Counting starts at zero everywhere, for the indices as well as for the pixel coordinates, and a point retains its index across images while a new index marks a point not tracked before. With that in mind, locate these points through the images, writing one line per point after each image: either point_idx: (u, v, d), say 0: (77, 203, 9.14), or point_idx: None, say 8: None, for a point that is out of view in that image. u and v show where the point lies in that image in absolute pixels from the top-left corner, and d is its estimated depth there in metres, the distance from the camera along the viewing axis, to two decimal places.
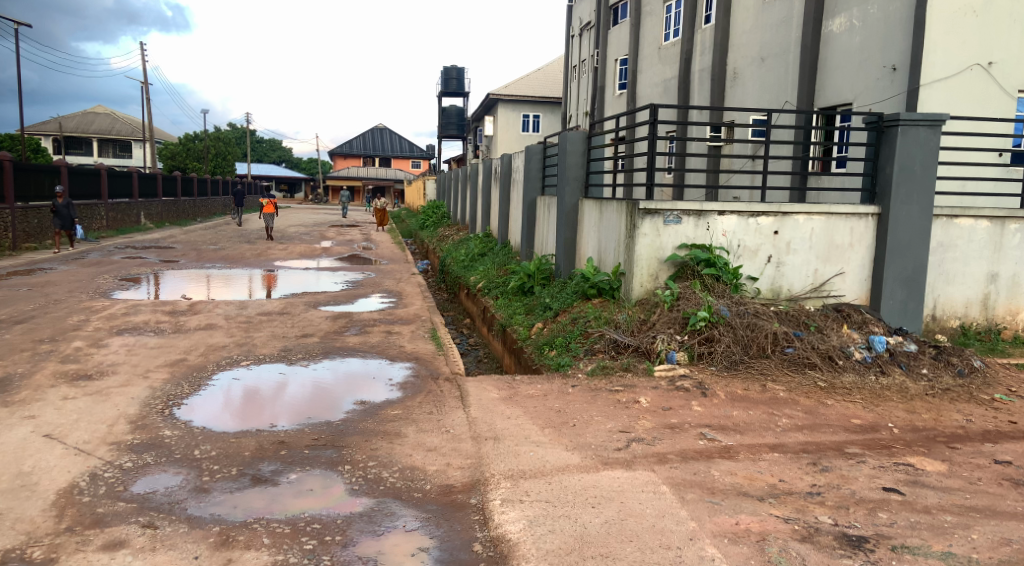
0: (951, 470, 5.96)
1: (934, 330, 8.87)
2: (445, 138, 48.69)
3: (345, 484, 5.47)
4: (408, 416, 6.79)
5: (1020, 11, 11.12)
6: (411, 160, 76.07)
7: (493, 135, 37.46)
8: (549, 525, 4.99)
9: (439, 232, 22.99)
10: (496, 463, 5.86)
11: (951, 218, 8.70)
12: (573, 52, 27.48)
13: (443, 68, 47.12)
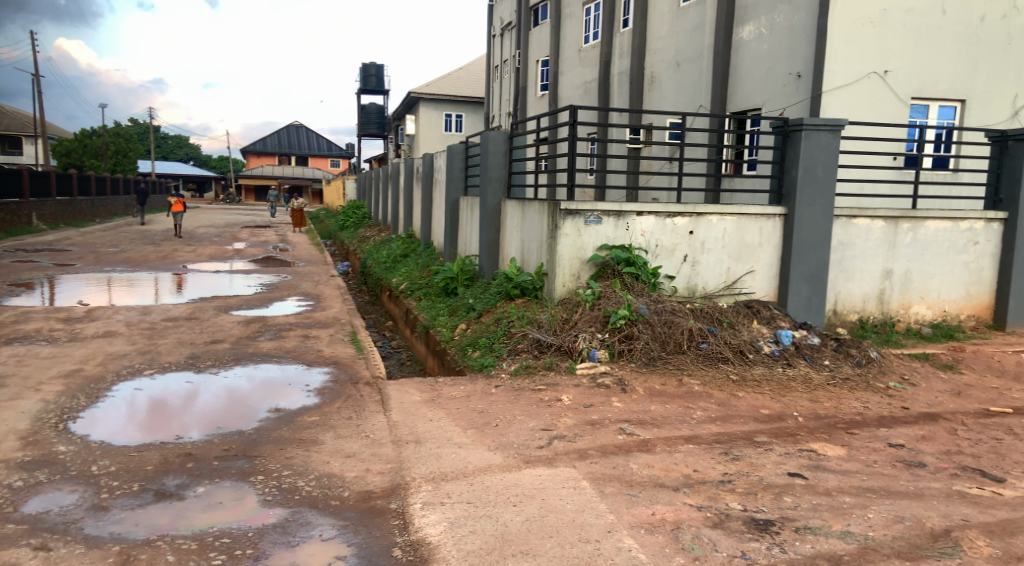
0: (850, 454, 6.26)
1: (835, 324, 9.30)
2: (365, 137, 47.88)
3: (258, 495, 5.30)
4: (325, 422, 6.64)
5: (912, 23, 11.76)
6: (332, 160, 75.24)
7: (415, 134, 37.18)
8: (469, 526, 4.96)
9: (361, 232, 22.60)
10: (416, 467, 5.80)
11: (850, 218, 9.12)
12: (495, 52, 27.54)
13: (362, 64, 46.37)
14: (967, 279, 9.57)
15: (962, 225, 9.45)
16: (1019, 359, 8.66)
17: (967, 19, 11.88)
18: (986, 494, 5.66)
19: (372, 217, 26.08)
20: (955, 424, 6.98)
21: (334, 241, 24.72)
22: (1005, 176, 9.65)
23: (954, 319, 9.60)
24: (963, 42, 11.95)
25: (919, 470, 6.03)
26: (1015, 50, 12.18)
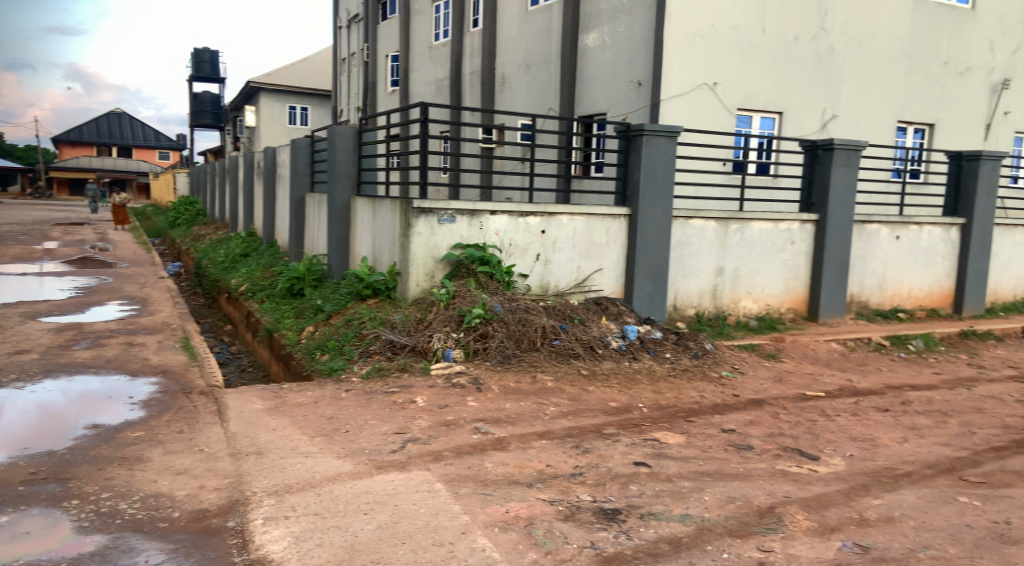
0: (689, 441, 6.64)
1: (675, 319, 9.82)
2: (198, 128, 44.78)
3: (73, 521, 4.77)
4: (153, 438, 6.10)
5: (737, 39, 12.70)
6: (160, 152, 69.43)
7: (255, 127, 35.29)
8: (317, 538, 4.74)
9: (193, 231, 21.15)
10: (258, 480, 5.46)
11: (687, 219, 9.68)
12: (341, 44, 26.73)
13: (193, 49, 43.35)
14: (787, 275, 10.45)
15: (781, 226, 10.30)
16: (829, 347, 9.57)
17: (783, 40, 13.11)
18: (804, 471, 6.18)
19: (206, 215, 24.53)
20: (777, 409, 7.57)
21: (162, 240, 23.00)
22: (815, 182, 10.59)
23: (776, 311, 10.46)
24: (780, 60, 13.15)
25: (748, 453, 6.48)
26: (823, 69, 13.59)
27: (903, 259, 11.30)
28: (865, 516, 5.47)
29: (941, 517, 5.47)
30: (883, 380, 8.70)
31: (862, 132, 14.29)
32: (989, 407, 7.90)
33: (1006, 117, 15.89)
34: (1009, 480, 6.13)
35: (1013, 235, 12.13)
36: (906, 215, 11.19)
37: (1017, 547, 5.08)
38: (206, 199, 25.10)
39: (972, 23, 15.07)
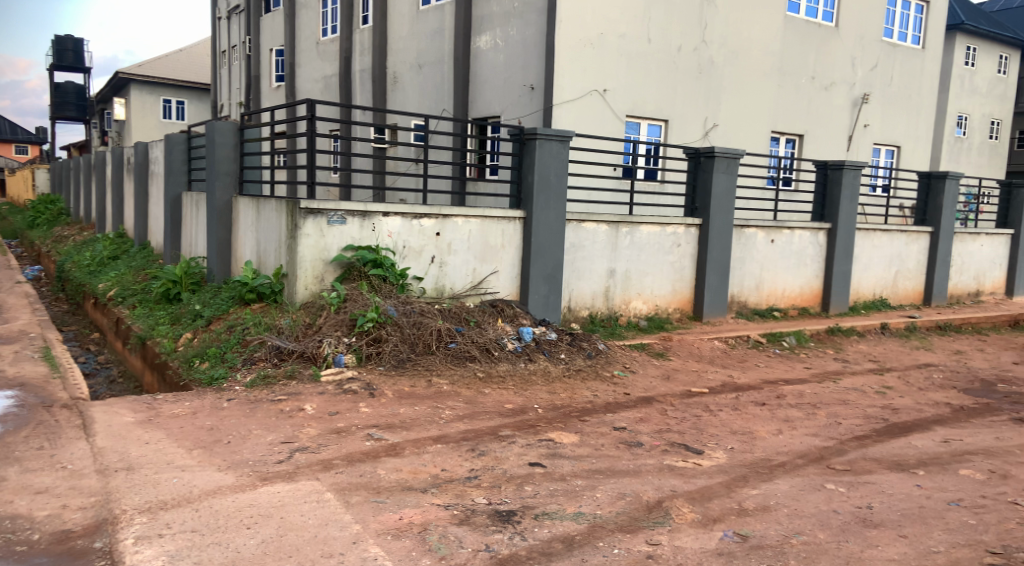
0: (582, 440, 6.71)
1: (570, 320, 9.94)
2: (60, 120, 41.70)
3: None
4: (8, 456, 5.57)
5: (624, 48, 13.03)
6: (17, 147, 64.66)
7: (125, 120, 33.21)
8: (195, 557, 4.46)
9: (55, 231, 19.62)
10: (129, 497, 5.09)
11: (579, 223, 9.80)
12: (221, 36, 25.54)
13: (54, 36, 40.31)
14: (673, 276, 10.80)
15: (668, 230, 10.62)
16: (713, 345, 9.95)
17: (667, 50, 13.57)
18: (690, 465, 6.38)
19: (68, 213, 22.82)
20: (665, 406, 7.79)
21: (21, 241, 21.24)
22: (699, 187, 10.97)
23: (664, 312, 10.78)
24: (664, 69, 13.60)
25: (637, 450, 6.63)
26: (704, 80, 14.18)
27: (778, 261, 11.91)
28: (744, 506, 5.68)
29: (812, 504, 5.76)
30: (761, 375, 9.13)
31: (740, 141, 14.99)
32: (853, 399, 8.42)
33: (865, 130, 17.09)
34: (871, 466, 6.54)
35: (872, 239, 13.02)
36: (779, 220, 11.80)
37: (879, 529, 5.40)
38: (69, 197, 23.36)
39: (835, 41, 16.15)
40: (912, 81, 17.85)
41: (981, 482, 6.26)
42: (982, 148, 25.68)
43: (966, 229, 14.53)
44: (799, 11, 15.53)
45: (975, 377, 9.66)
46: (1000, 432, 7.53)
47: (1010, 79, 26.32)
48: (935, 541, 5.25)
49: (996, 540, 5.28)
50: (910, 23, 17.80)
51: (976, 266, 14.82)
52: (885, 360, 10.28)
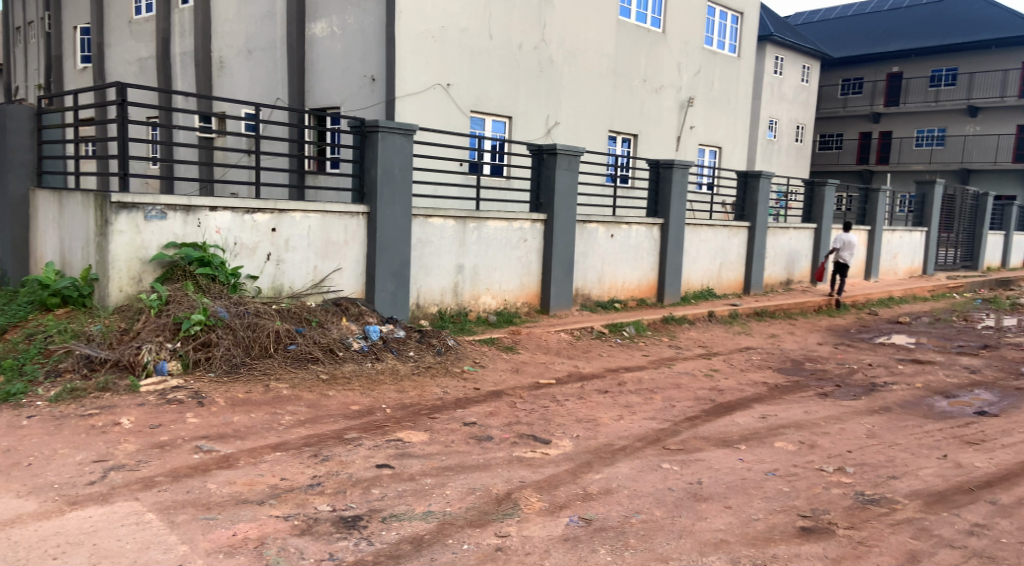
0: (431, 438, 6.47)
1: (419, 317, 9.65)
2: None
3: None
4: None
5: (466, 42, 12.91)
6: None
7: None
8: None
9: None
10: None
11: (426, 217, 9.54)
12: (16, 11, 22.93)
13: None
14: (521, 271, 10.77)
15: (514, 225, 10.58)
16: (559, 336, 10.00)
17: (508, 47, 13.59)
18: (538, 455, 6.34)
19: None
20: (514, 398, 7.69)
21: None
22: (542, 184, 10.99)
23: (512, 306, 10.73)
24: (506, 66, 13.62)
25: (487, 444, 6.50)
26: (545, 79, 14.34)
27: (617, 255, 12.22)
28: (587, 491, 5.74)
29: (649, 483, 5.92)
30: (604, 364, 9.28)
31: (580, 138, 15.30)
32: (685, 382, 8.73)
33: (691, 131, 18.00)
34: (700, 444, 6.78)
35: (699, 233, 13.69)
36: (618, 215, 12.10)
37: (706, 502, 5.64)
38: None
39: (663, 46, 16.86)
40: (731, 87, 18.99)
41: (792, 451, 6.66)
42: (789, 150, 27.97)
43: (777, 223, 15.61)
44: (630, 16, 16.05)
45: (787, 358, 10.35)
46: (808, 405, 8.06)
47: (812, 88, 28.72)
48: (756, 509, 5.54)
49: (807, 504, 5.65)
50: (728, 33, 18.88)
51: (786, 257, 15.96)
52: (713, 345, 10.80)
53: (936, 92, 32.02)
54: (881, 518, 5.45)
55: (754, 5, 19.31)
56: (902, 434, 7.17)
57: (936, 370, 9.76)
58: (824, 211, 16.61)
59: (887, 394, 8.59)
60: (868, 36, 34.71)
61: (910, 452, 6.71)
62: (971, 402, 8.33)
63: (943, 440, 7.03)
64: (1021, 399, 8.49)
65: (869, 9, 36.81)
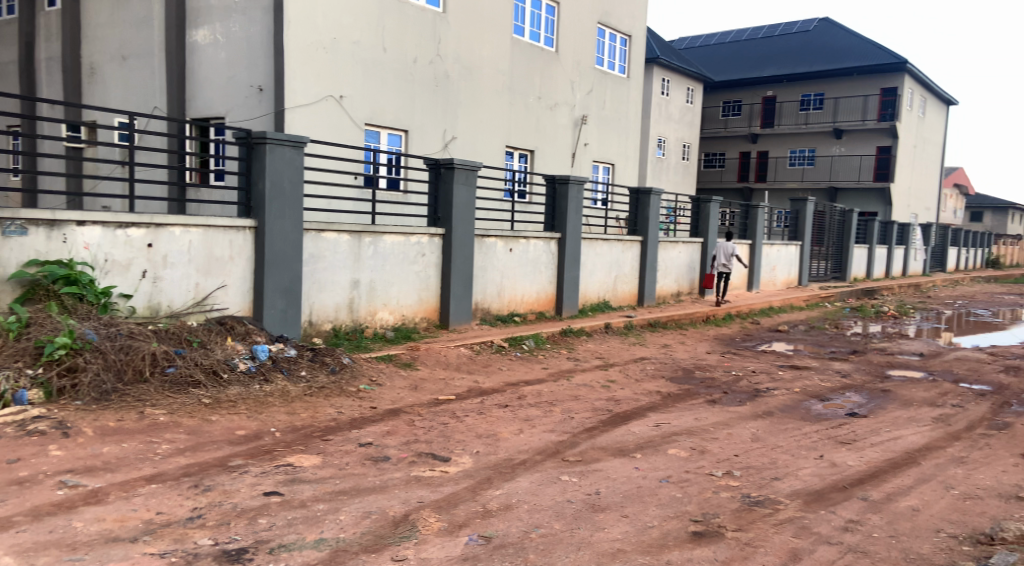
0: (324, 461, 6.21)
1: (311, 335, 9.32)
2: None
3: None
4: None
5: (359, 54, 12.70)
6: None
7: None
8: None
9: None
10: None
11: (319, 232, 9.24)
12: None
13: None
14: (419, 286, 10.58)
15: (412, 239, 10.39)
16: (459, 351, 9.86)
17: (402, 60, 13.44)
18: (437, 474, 6.18)
19: None
20: (412, 416, 7.50)
21: None
22: (440, 199, 10.84)
23: (410, 321, 10.53)
24: (400, 79, 13.46)
25: (384, 464, 6.29)
26: (440, 93, 14.27)
27: (516, 269, 12.21)
28: (487, 508, 5.64)
29: (549, 496, 5.86)
30: (504, 378, 9.20)
31: (477, 153, 15.29)
32: (583, 394, 8.77)
33: (586, 148, 18.32)
34: (598, 455, 6.79)
35: (595, 247, 13.89)
36: (516, 230, 12.10)
37: (605, 512, 5.64)
38: None
39: (556, 65, 17.09)
40: (622, 106, 19.46)
41: (684, 458, 6.77)
42: (676, 167, 29.02)
43: (668, 237, 16.04)
44: (523, 34, 16.21)
45: (678, 367, 10.60)
46: (697, 412, 8.25)
47: (696, 109, 29.88)
48: (651, 517, 5.59)
49: (698, 509, 5.73)
50: (618, 54, 19.35)
51: (677, 270, 16.43)
52: (610, 356, 10.94)
53: (805, 115, 33.92)
54: (766, 519, 5.59)
55: (642, 27, 19.90)
56: (783, 437, 7.42)
57: (812, 375, 10.23)
58: (709, 226, 17.21)
59: (770, 398, 8.91)
60: (746, 60, 36.47)
61: (791, 453, 6.95)
62: (843, 404, 8.76)
63: (820, 441, 7.33)
64: (887, 399, 9.00)
65: (745, 35, 38.70)
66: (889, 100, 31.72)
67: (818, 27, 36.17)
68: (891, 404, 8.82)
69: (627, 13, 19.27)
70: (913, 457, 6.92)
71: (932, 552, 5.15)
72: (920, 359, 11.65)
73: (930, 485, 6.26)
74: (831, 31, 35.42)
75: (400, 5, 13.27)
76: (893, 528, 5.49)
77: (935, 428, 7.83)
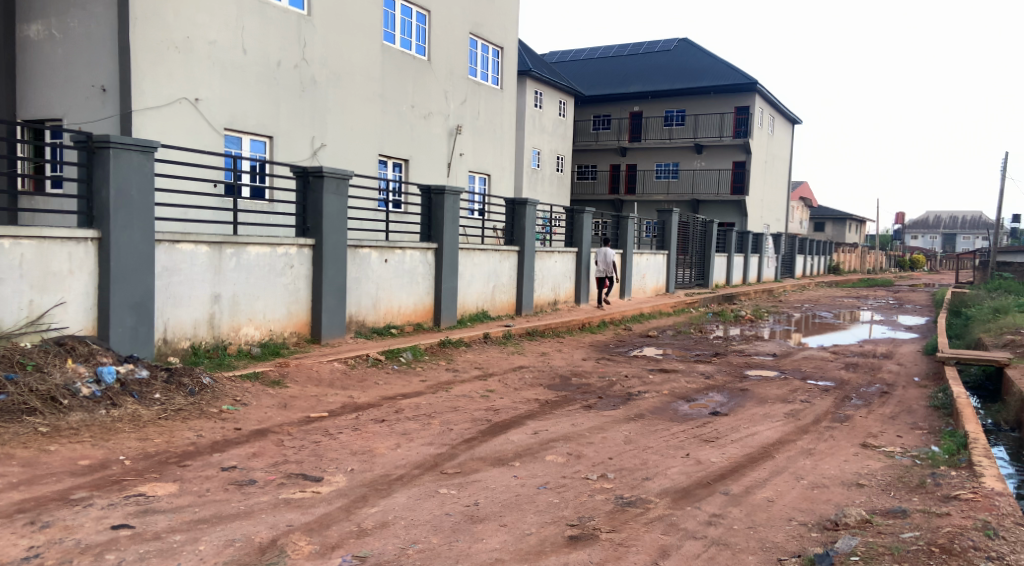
0: (181, 488, 5.81)
1: (166, 354, 8.75)
2: None
3: None
4: None
5: (216, 56, 12.25)
6: None
7: None
8: None
9: None
10: None
11: (173, 243, 8.71)
12: None
13: None
14: (288, 299, 10.17)
15: (279, 250, 9.97)
16: (332, 366, 9.50)
17: (264, 63, 13.07)
18: (308, 495, 5.89)
19: None
20: (281, 436, 7.15)
21: None
22: (309, 208, 10.47)
23: (278, 336, 10.10)
24: (262, 83, 13.08)
25: (249, 488, 5.95)
26: (307, 99, 13.94)
27: (392, 281, 11.98)
28: (361, 527, 5.42)
29: (427, 511, 5.71)
30: (380, 392, 8.96)
31: (348, 161, 14.99)
32: (462, 405, 8.66)
33: (461, 158, 18.31)
34: (477, 465, 6.70)
35: (472, 257, 13.85)
36: (391, 240, 11.87)
37: (483, 523, 5.55)
38: None
39: (429, 73, 17.00)
40: (496, 117, 19.58)
41: (561, 464, 6.80)
42: (551, 178, 29.62)
43: (544, 247, 16.23)
44: (393, 41, 16.05)
45: (555, 374, 10.69)
46: (574, 418, 8.33)
47: (568, 122, 30.55)
48: (528, 524, 5.55)
49: (574, 512, 5.75)
50: (490, 65, 19.47)
51: (553, 279, 16.64)
52: (488, 366, 10.90)
53: (669, 131, 35.51)
54: (637, 519, 5.68)
55: (514, 40, 20.14)
56: (654, 438, 7.60)
57: (679, 378, 10.59)
58: (584, 236, 17.59)
59: (641, 402, 9.13)
60: (613, 76, 37.68)
61: (660, 453, 7.13)
62: (706, 403, 9.11)
63: (686, 440, 7.56)
64: (746, 398, 9.44)
65: (612, 52, 40.01)
66: (743, 118, 33.78)
67: (678, 47, 37.95)
68: (749, 402, 9.25)
69: (499, 24, 19.44)
70: (768, 451, 7.25)
71: (786, 540, 5.38)
72: (773, 359, 12.34)
73: (784, 477, 6.57)
74: (689, 51, 37.25)
75: (261, 6, 12.92)
76: (751, 519, 5.71)
77: (788, 423, 8.27)
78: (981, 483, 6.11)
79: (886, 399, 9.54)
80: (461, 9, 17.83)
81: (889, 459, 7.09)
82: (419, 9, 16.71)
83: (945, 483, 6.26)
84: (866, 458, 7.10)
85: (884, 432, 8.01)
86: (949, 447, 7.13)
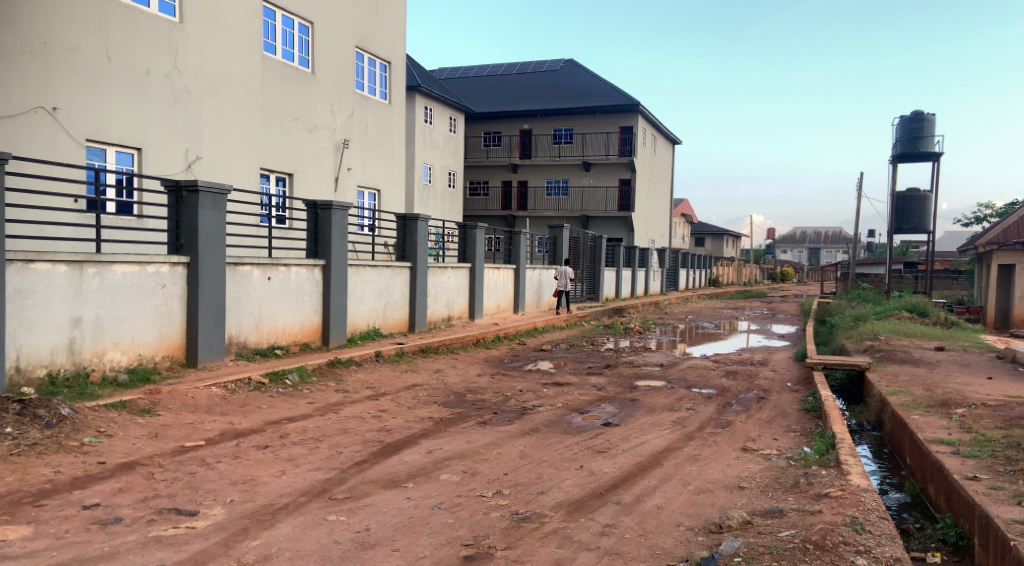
0: (35, 531, 5.35)
1: (19, 384, 8.03)
2: None
3: None
4: None
5: (76, 62, 11.56)
6: None
7: None
8: None
9: None
10: None
11: (26, 263, 8.03)
12: None
13: None
14: (159, 321, 9.54)
15: (149, 269, 9.35)
16: (209, 392, 8.95)
17: (132, 71, 12.37)
18: (182, 531, 5.46)
19: None
20: (151, 468, 6.64)
21: None
22: (183, 224, 9.91)
23: (149, 361, 9.42)
24: (130, 92, 12.37)
25: (115, 527, 5.47)
26: (180, 110, 13.27)
27: (275, 299, 11.47)
28: (241, 562, 5.08)
29: (314, 540, 5.41)
30: (263, 417, 8.50)
31: (226, 175, 14.35)
32: (352, 427, 8.33)
33: (349, 172, 17.89)
34: (368, 489, 6.43)
35: (362, 274, 13.49)
36: (274, 257, 11.40)
37: (374, 549, 5.31)
38: None
39: (313, 85, 16.55)
40: (384, 131, 19.25)
41: (456, 483, 6.62)
42: (442, 194, 29.51)
43: (436, 263, 16.05)
44: (275, 52, 15.54)
45: (450, 392, 10.48)
46: (468, 435, 8.16)
47: (458, 137, 30.50)
48: (421, 547, 5.35)
49: (469, 532, 5.59)
50: (377, 79, 19.13)
51: (446, 295, 16.44)
52: (381, 385, 10.58)
53: (558, 148, 36.09)
54: (533, 534, 5.58)
55: (401, 55, 19.92)
56: (548, 451, 7.55)
57: (572, 391, 10.61)
58: (477, 251, 17.41)
59: (536, 416, 9.07)
60: (502, 93, 37.95)
61: (554, 466, 7.07)
62: (599, 415, 9.14)
63: (580, 452, 7.55)
64: (635, 408, 9.55)
65: (500, 70, 40.31)
66: (627, 138, 34.86)
67: (564, 68, 38.68)
68: (638, 412, 9.36)
69: (385, 39, 19.15)
70: (656, 459, 7.33)
71: (675, 546, 5.41)
72: (660, 369, 12.61)
73: (671, 483, 6.65)
74: (575, 72, 38.03)
75: (128, 11, 12.24)
76: (642, 527, 5.71)
77: (675, 431, 8.41)
78: (848, 480, 6.38)
79: (762, 404, 9.87)
80: (346, 22, 17.45)
81: (767, 461, 7.31)
82: (301, 20, 16.22)
83: (818, 482, 6.49)
84: (746, 461, 7.29)
85: (761, 436, 8.27)
86: (820, 447, 7.44)
